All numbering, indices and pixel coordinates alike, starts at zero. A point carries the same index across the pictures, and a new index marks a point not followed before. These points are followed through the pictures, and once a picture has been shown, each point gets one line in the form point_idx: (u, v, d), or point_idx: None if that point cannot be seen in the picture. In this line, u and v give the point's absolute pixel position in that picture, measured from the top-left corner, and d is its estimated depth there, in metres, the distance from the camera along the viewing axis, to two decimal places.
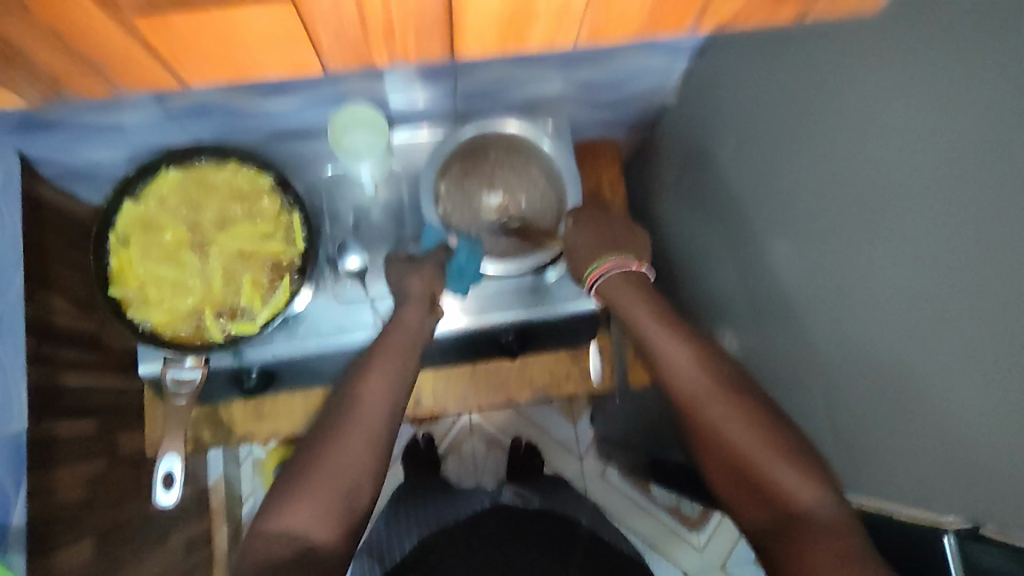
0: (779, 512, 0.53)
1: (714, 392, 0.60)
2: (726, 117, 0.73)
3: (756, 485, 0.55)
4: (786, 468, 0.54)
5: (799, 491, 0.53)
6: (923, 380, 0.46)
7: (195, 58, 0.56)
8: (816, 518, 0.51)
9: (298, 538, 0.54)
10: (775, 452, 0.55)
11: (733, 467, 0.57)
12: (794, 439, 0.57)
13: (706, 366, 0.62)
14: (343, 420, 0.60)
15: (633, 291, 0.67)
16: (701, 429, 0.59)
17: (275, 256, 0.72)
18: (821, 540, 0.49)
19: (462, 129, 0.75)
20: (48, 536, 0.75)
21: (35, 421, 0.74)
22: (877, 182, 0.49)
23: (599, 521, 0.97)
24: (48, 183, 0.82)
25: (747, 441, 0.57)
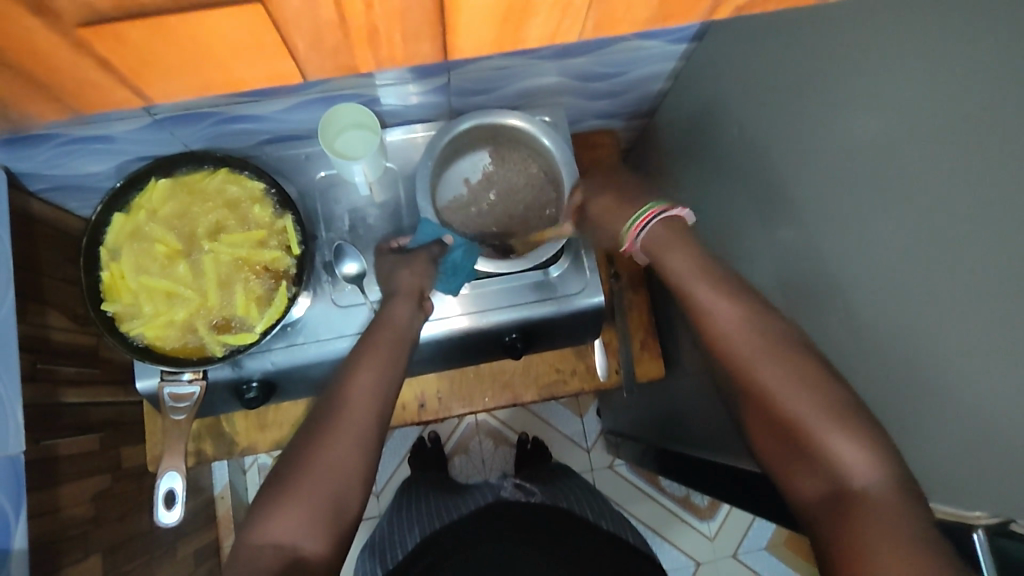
0: (835, 489, 0.49)
1: (770, 353, 0.55)
2: (728, 102, 0.71)
3: (811, 457, 0.51)
4: (846, 441, 0.49)
5: (862, 467, 0.48)
6: (947, 369, 0.44)
7: (155, 70, 0.50)
8: (876, 497, 0.46)
9: (286, 548, 0.51)
10: (834, 422, 0.50)
11: (787, 435, 0.52)
12: (861, 408, 0.50)
13: (753, 322, 0.57)
14: (328, 421, 0.57)
15: (680, 242, 0.62)
16: (752, 391, 0.55)
17: (271, 263, 0.70)
18: (880, 524, 0.45)
19: (460, 121, 0.71)
20: (55, 554, 0.74)
21: (34, 441, 0.73)
22: (891, 166, 0.47)
23: (603, 511, 0.95)
24: (36, 198, 0.80)
25: (802, 407, 0.51)
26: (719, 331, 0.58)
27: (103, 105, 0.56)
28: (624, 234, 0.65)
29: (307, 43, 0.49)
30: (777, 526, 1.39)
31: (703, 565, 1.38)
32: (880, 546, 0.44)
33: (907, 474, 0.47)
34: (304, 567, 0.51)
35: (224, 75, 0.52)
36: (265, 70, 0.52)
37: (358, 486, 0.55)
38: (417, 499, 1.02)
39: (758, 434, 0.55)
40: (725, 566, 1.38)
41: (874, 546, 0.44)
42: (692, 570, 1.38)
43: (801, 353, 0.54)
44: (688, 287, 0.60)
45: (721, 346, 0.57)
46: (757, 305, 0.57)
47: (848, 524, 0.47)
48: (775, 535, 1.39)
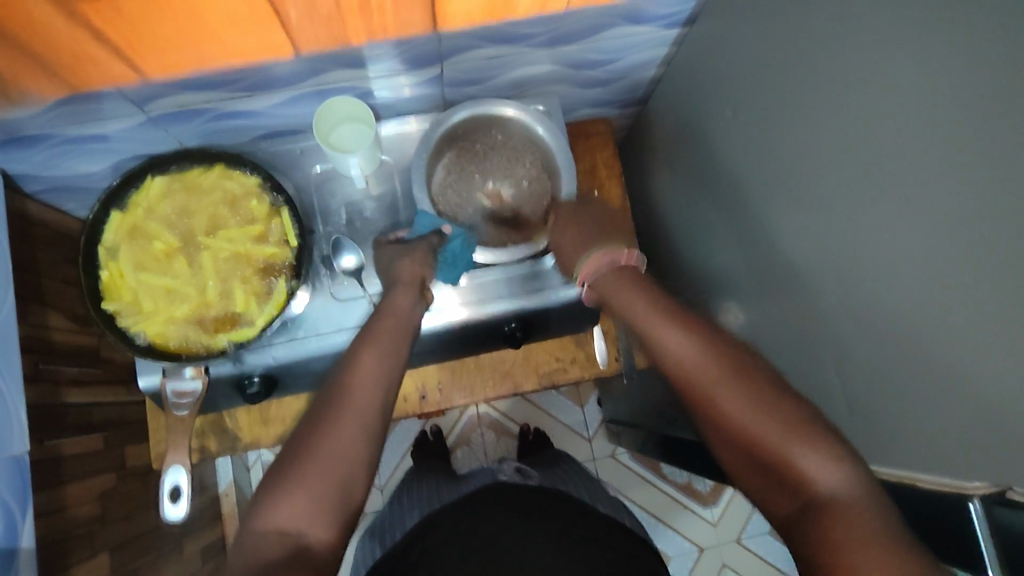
0: (806, 504, 0.50)
1: (725, 379, 0.56)
2: (719, 86, 0.71)
3: (779, 474, 0.52)
4: (811, 454, 0.50)
5: (830, 479, 0.49)
6: (940, 343, 0.44)
7: (180, 48, 0.59)
8: (846, 508, 0.47)
9: (290, 535, 0.51)
10: (791, 434, 0.52)
11: (755, 459, 0.53)
12: (815, 421, 0.52)
13: (706, 349, 0.59)
14: (330, 410, 0.58)
15: (629, 282, 0.66)
16: (714, 418, 0.56)
17: (268, 258, 0.71)
18: (855, 531, 0.45)
19: (454, 111, 0.72)
20: (63, 553, 0.74)
21: (38, 440, 0.73)
22: (883, 143, 0.47)
23: (601, 495, 0.96)
24: (32, 199, 0.80)
25: (765, 426, 0.53)
26: (680, 364, 0.59)
27: (99, 77, 0.60)
28: (579, 271, 0.70)
29: (304, 18, 0.58)
30: None
31: (707, 550, 1.39)
32: (857, 552, 0.44)
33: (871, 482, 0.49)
34: (307, 553, 0.51)
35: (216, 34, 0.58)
36: (262, 42, 0.60)
37: (360, 474, 0.56)
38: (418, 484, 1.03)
39: (726, 461, 0.56)
40: (729, 551, 1.39)
41: (845, 544, 0.45)
42: (696, 555, 1.39)
43: (755, 377, 0.56)
44: (642, 320, 0.63)
45: (684, 379, 0.59)
46: (710, 338, 0.60)
47: (826, 537, 0.46)
48: None
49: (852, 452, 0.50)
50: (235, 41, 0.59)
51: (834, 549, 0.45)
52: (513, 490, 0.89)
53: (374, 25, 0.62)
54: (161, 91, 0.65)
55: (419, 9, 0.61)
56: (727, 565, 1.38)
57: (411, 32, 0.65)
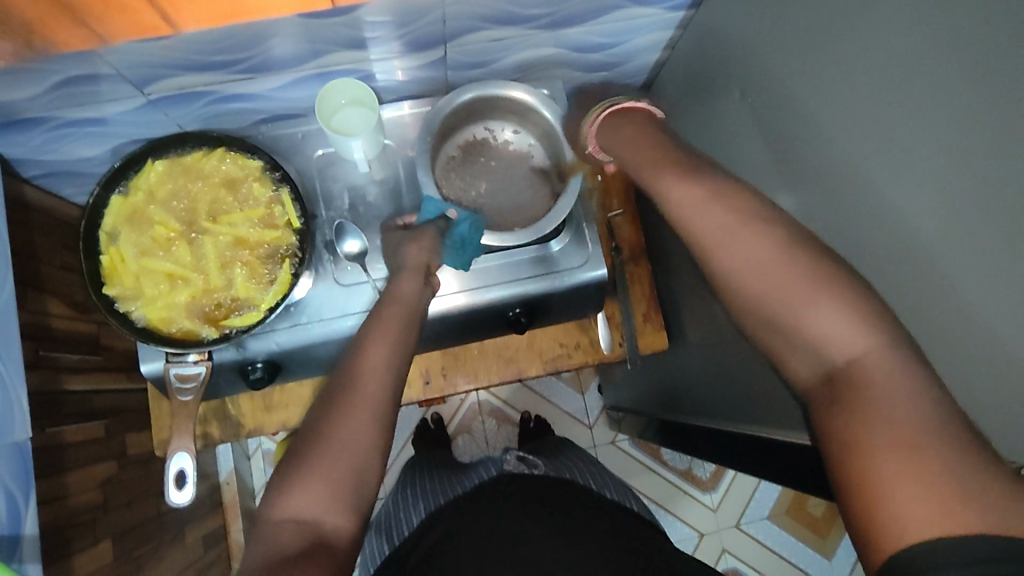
0: (819, 362, 0.44)
1: (739, 231, 0.49)
2: (725, 69, 0.70)
3: (793, 337, 0.45)
4: (828, 308, 0.44)
5: (850, 339, 0.42)
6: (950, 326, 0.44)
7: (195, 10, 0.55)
8: (869, 370, 0.41)
9: (306, 524, 0.51)
10: (810, 294, 0.44)
11: (761, 315, 0.47)
12: (839, 269, 0.45)
13: (717, 204, 0.51)
14: (341, 396, 0.57)
15: (636, 127, 0.62)
16: (722, 277, 0.49)
17: (270, 241, 0.70)
18: (876, 402, 0.40)
19: (459, 93, 0.70)
20: (65, 540, 0.74)
21: (39, 427, 0.73)
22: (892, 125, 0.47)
23: (606, 479, 0.97)
24: (30, 185, 0.79)
25: (777, 280, 0.46)
26: (683, 219, 0.53)
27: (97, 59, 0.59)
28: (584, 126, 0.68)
29: None
30: (780, 495, 1.40)
31: (706, 535, 1.40)
32: (874, 425, 0.40)
33: (894, 331, 0.42)
34: (325, 542, 0.51)
35: None
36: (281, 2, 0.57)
37: (373, 461, 0.55)
38: (422, 475, 1.04)
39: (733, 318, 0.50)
40: (728, 536, 1.40)
41: (870, 428, 0.40)
42: (696, 540, 1.40)
43: (766, 229, 0.48)
44: (645, 171, 0.58)
45: (687, 236, 0.53)
46: (716, 185, 0.52)
47: (845, 407, 0.42)
48: (777, 504, 1.41)
49: (876, 301, 0.44)
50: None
51: (855, 421, 0.41)
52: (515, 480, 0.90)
53: None
54: (160, 72, 0.64)
55: None
56: (726, 550, 1.39)
57: None
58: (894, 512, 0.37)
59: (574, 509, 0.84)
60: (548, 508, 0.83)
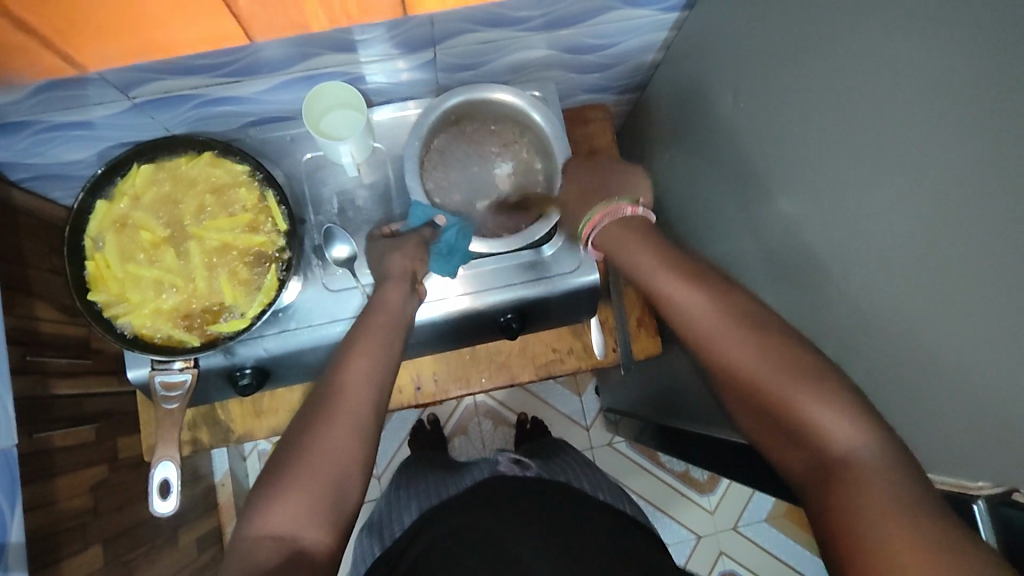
0: (816, 455, 0.47)
1: (733, 327, 0.54)
2: (719, 72, 0.69)
3: (793, 430, 0.49)
4: (817, 404, 0.47)
5: (839, 433, 0.46)
6: (944, 343, 0.43)
7: (115, 42, 0.57)
8: (858, 460, 0.45)
9: (284, 539, 0.50)
10: (801, 388, 0.49)
11: (761, 409, 0.51)
12: (825, 367, 0.49)
13: (714, 300, 0.56)
14: (323, 408, 0.57)
15: (637, 233, 0.63)
16: (722, 371, 0.54)
17: (257, 248, 0.69)
18: (867, 486, 0.43)
19: (447, 97, 0.70)
20: (54, 546, 0.73)
21: (27, 433, 0.72)
22: (887, 133, 0.46)
23: (601, 484, 0.96)
24: (17, 188, 0.79)
25: (771, 376, 0.50)
26: (685, 319, 0.57)
27: (77, 63, 0.58)
28: (582, 229, 0.68)
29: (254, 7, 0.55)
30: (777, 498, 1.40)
31: (704, 538, 1.39)
32: (862, 515, 0.42)
33: (879, 424, 0.46)
34: (304, 556, 0.50)
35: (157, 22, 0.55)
36: (209, 32, 0.58)
37: (359, 473, 0.55)
38: (413, 478, 1.02)
39: (737, 411, 0.54)
40: (726, 538, 1.39)
41: (861, 512, 0.42)
42: (693, 543, 1.39)
43: (757, 326, 0.53)
44: (648, 280, 0.60)
45: (689, 333, 0.57)
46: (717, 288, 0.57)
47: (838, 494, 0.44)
48: (774, 507, 1.40)
49: (862, 398, 0.47)
50: (176, 31, 0.57)
51: (848, 506, 0.43)
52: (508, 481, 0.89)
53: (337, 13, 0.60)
54: (144, 76, 0.63)
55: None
56: (723, 552, 1.38)
57: (375, 18, 0.62)
58: None
59: (573, 513, 0.83)
60: (548, 511, 0.82)
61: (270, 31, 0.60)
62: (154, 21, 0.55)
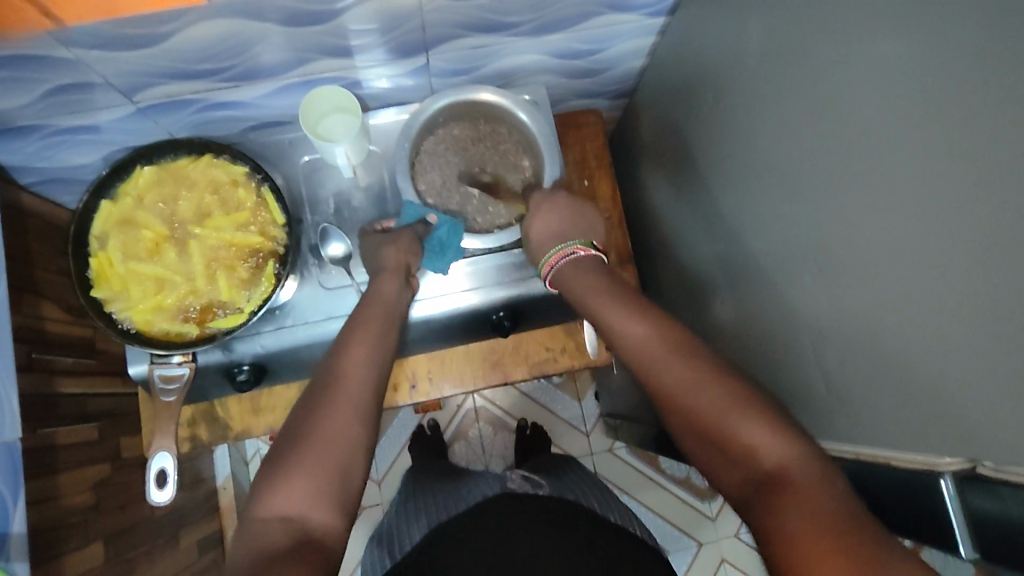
0: (755, 475, 0.49)
1: (676, 354, 0.57)
2: (703, 73, 0.71)
3: (731, 451, 0.51)
4: (753, 424, 0.50)
5: (776, 452, 0.48)
6: (909, 327, 0.44)
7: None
8: (794, 478, 0.46)
9: (293, 521, 0.51)
10: (740, 411, 0.51)
11: (700, 432, 0.53)
12: (762, 397, 0.52)
13: (657, 329, 0.60)
14: (316, 398, 0.58)
15: (586, 272, 0.68)
16: (663, 394, 0.56)
17: (255, 247, 0.71)
18: (803, 501, 0.44)
19: (435, 98, 0.72)
20: (56, 540, 0.75)
21: (32, 428, 0.74)
22: (856, 124, 0.47)
23: (612, 506, 0.95)
24: (27, 192, 0.82)
25: (712, 403, 0.52)
26: (636, 347, 0.59)
27: (81, 65, 0.61)
28: (541, 269, 0.72)
29: None
30: None
31: (705, 545, 1.38)
32: (803, 527, 0.43)
33: (813, 447, 0.48)
34: (312, 538, 0.50)
35: None
36: None
37: (356, 459, 0.56)
38: (423, 490, 1.02)
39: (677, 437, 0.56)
40: (727, 546, 1.38)
41: (799, 528, 0.43)
42: (694, 550, 1.38)
43: (699, 354, 0.56)
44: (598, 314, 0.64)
45: (636, 360, 0.59)
46: (664, 320, 0.61)
47: (776, 510, 0.46)
48: None
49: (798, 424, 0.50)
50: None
51: (786, 522, 0.44)
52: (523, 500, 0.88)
53: None
54: (147, 81, 0.66)
55: None
56: (725, 560, 1.38)
57: None
58: None
59: (584, 535, 0.83)
60: (561, 535, 0.82)
61: None
62: None
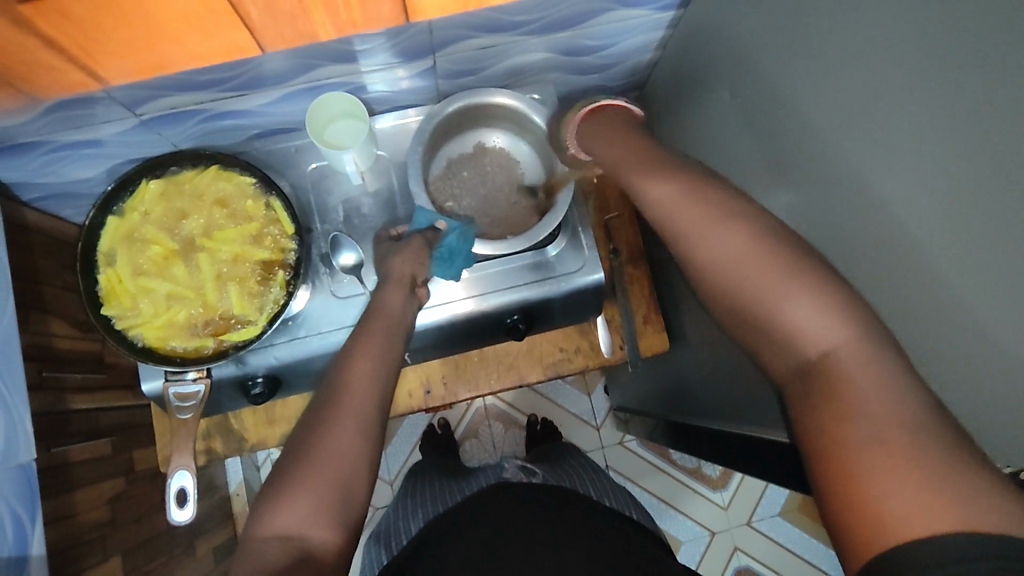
0: (795, 357, 0.45)
1: (718, 220, 0.50)
2: (716, 69, 0.70)
3: (771, 329, 0.46)
4: (800, 300, 0.45)
5: (822, 329, 0.43)
6: (948, 330, 0.43)
7: (138, 58, 0.57)
8: (841, 359, 0.42)
9: (301, 543, 0.51)
10: (789, 284, 0.45)
11: (737, 306, 0.48)
12: (813, 264, 0.46)
13: (693, 192, 0.53)
14: (328, 412, 0.57)
15: (614, 126, 0.65)
16: (701, 269, 0.50)
17: (266, 258, 0.70)
18: (857, 391, 0.40)
19: (446, 103, 0.70)
20: (75, 558, 0.74)
21: (45, 448, 0.73)
22: (883, 125, 0.46)
23: (607, 490, 0.95)
24: (29, 208, 0.80)
25: (764, 271, 0.47)
26: (669, 221, 0.53)
27: (81, 83, 0.59)
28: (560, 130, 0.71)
29: (266, 19, 0.56)
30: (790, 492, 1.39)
31: (718, 534, 1.39)
32: (858, 416, 0.39)
33: (869, 323, 0.43)
34: None
35: (181, 45, 0.57)
36: (223, 46, 0.59)
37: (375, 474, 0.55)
38: (421, 485, 1.01)
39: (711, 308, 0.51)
40: (740, 534, 1.39)
41: (848, 413, 0.40)
42: (707, 539, 1.39)
43: (743, 218, 0.50)
44: (639, 182, 0.57)
45: (673, 227, 0.53)
46: (703, 189, 0.53)
47: (822, 396, 0.42)
48: (787, 500, 1.40)
49: (850, 293, 0.45)
50: (191, 52, 0.58)
51: (830, 411, 0.41)
52: (515, 488, 0.87)
53: (342, 23, 0.60)
54: (152, 93, 0.64)
55: (389, 4, 0.59)
56: (738, 548, 1.38)
57: (381, 24, 0.62)
58: (880, 511, 0.37)
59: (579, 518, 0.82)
60: (557, 519, 0.81)
61: (279, 43, 0.61)
62: (179, 43, 0.56)
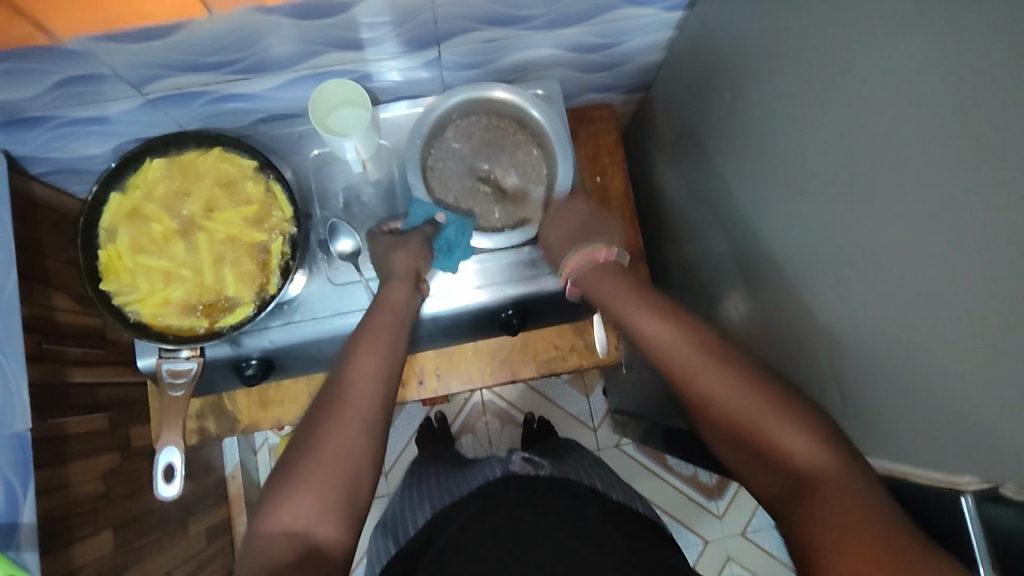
0: (788, 477, 0.49)
1: (706, 360, 0.56)
2: (720, 71, 0.69)
3: (765, 451, 0.51)
4: (786, 428, 0.50)
5: (808, 453, 0.48)
6: (932, 341, 0.43)
7: (77, 12, 0.53)
8: (826, 477, 0.47)
9: (281, 527, 0.51)
10: (774, 412, 0.51)
11: (735, 435, 0.53)
12: (796, 397, 0.52)
13: (688, 329, 0.59)
14: (333, 406, 0.58)
15: (609, 276, 0.67)
16: (698, 398, 0.56)
17: (265, 241, 0.71)
18: (838, 502, 0.45)
19: (448, 96, 0.72)
20: (67, 529, 0.75)
21: (42, 418, 0.74)
22: (878, 131, 0.46)
23: (613, 485, 0.94)
24: (37, 181, 0.81)
25: (749, 410, 0.52)
26: (663, 352, 0.59)
27: (76, 56, 0.59)
28: (562, 270, 0.71)
29: None
30: None
31: (711, 543, 1.38)
32: (837, 527, 0.44)
33: (847, 446, 0.48)
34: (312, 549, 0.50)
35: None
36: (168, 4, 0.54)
37: (359, 463, 0.56)
38: (425, 476, 1.02)
39: (716, 445, 0.56)
40: (734, 544, 1.38)
41: (832, 525, 0.44)
42: (700, 548, 1.38)
43: (734, 358, 0.56)
44: (629, 317, 0.63)
45: (668, 365, 0.58)
46: (695, 327, 0.59)
47: (811, 509, 0.46)
48: None
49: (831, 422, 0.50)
50: (134, 9, 0.54)
51: (819, 523, 0.45)
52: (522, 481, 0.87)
53: None
54: (157, 72, 0.65)
55: None
56: (731, 558, 1.37)
57: None
58: None
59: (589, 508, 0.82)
60: (563, 508, 0.81)
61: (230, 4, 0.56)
62: None
